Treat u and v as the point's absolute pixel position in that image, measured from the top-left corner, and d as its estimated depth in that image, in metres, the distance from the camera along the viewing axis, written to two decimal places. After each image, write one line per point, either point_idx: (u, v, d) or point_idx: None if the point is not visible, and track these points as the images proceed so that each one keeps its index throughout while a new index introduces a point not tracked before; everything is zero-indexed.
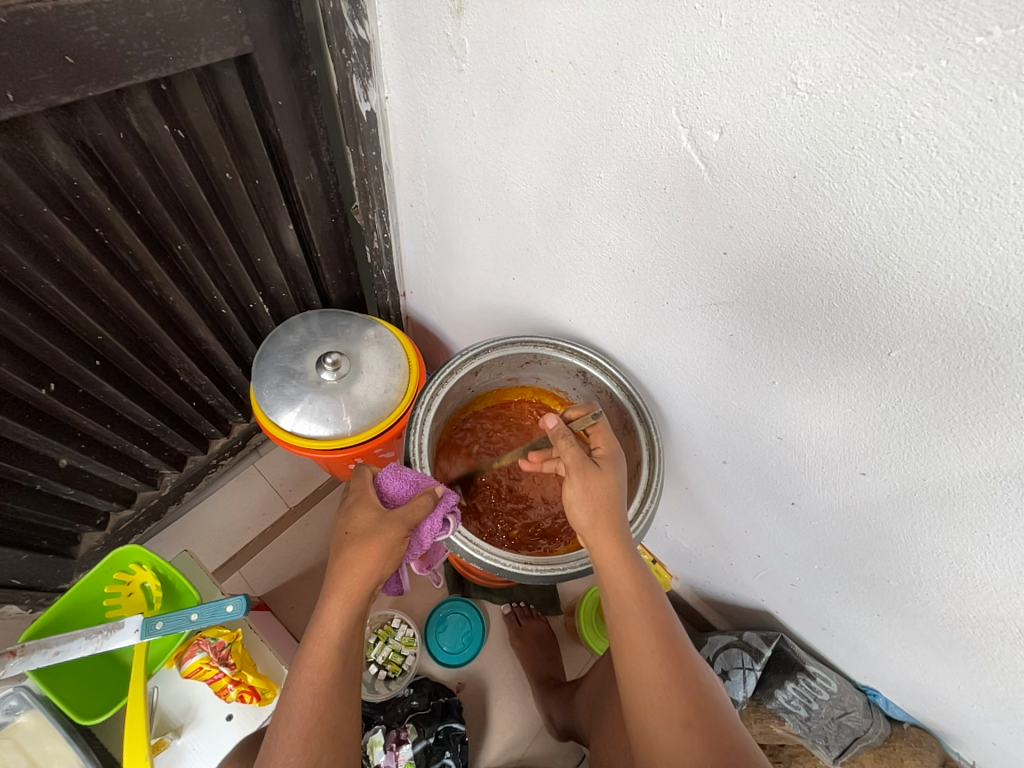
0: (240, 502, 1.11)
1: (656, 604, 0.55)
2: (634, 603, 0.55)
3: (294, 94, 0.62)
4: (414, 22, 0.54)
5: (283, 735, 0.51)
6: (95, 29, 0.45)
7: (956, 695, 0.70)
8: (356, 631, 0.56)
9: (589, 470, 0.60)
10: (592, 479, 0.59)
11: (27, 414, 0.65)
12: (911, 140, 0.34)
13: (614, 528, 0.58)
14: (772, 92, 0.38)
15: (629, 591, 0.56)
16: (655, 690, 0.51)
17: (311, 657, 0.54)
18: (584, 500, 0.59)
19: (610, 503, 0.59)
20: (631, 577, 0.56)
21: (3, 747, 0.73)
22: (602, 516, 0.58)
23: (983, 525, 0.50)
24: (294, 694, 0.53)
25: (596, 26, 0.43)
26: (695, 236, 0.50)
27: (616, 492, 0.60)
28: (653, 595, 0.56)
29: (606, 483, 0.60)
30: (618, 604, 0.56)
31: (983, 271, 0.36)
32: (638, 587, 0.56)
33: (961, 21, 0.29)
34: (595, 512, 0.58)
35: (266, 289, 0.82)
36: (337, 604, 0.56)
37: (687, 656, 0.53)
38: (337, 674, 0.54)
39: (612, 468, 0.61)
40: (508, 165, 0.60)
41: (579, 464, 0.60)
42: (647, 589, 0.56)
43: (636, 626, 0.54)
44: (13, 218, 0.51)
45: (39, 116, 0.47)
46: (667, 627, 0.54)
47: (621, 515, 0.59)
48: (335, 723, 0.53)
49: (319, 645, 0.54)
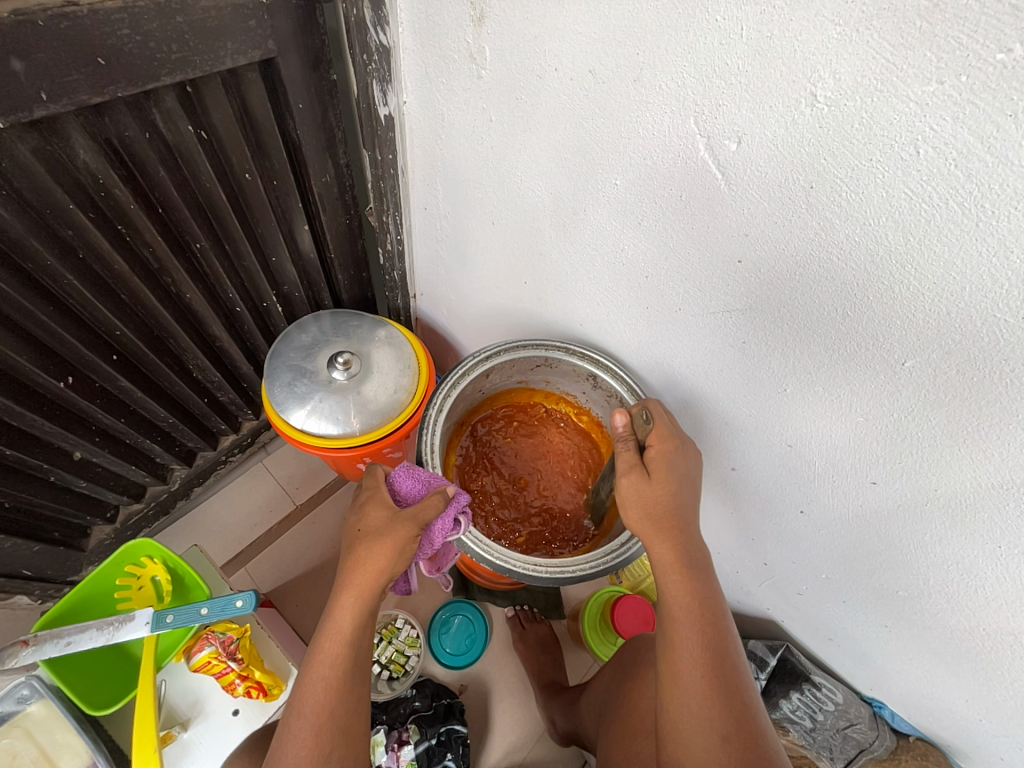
0: (248, 499, 1.12)
1: (708, 615, 0.55)
2: (686, 611, 0.55)
3: (314, 97, 0.63)
4: (435, 28, 0.55)
5: (296, 729, 0.52)
6: (127, 32, 0.46)
7: (964, 708, 0.70)
8: (367, 628, 0.57)
9: (638, 475, 0.60)
10: (644, 486, 0.59)
11: (44, 406, 0.66)
12: (929, 153, 0.35)
13: (667, 534, 0.58)
14: (790, 103, 0.38)
15: (681, 599, 0.55)
16: (695, 699, 0.51)
17: (326, 655, 0.54)
18: (638, 503, 0.59)
19: (668, 510, 0.59)
20: (684, 584, 0.56)
21: (14, 735, 0.74)
22: (657, 522, 0.58)
23: (994, 539, 0.50)
24: (309, 690, 0.53)
25: (617, 35, 0.43)
26: (710, 245, 0.51)
27: (671, 500, 0.59)
28: (707, 606, 0.55)
29: (656, 491, 0.59)
30: (669, 609, 0.56)
31: (999, 283, 0.36)
32: (690, 596, 0.55)
33: (981, 38, 0.30)
34: (645, 519, 0.59)
35: (279, 288, 0.83)
36: (350, 602, 0.56)
37: (732, 670, 0.53)
38: (354, 670, 0.55)
39: (664, 475, 0.60)
40: (524, 169, 0.61)
41: (630, 468, 0.60)
42: (700, 599, 0.55)
43: (685, 635, 0.54)
44: (39, 215, 0.52)
45: (70, 115, 0.48)
46: (717, 639, 0.54)
47: (675, 523, 0.58)
48: (348, 723, 0.53)
49: (333, 644, 0.55)
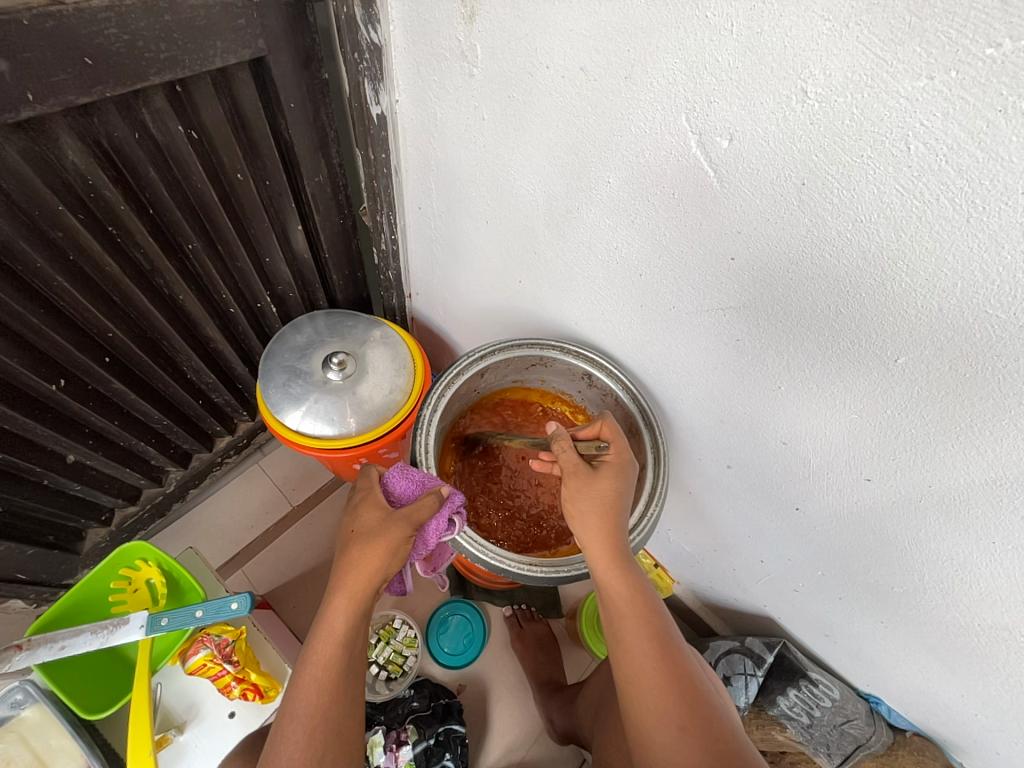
0: (244, 501, 1.11)
1: (651, 607, 0.57)
2: (629, 607, 0.56)
3: (306, 96, 0.63)
4: (426, 26, 0.55)
5: (287, 733, 0.51)
6: (114, 31, 0.45)
7: (960, 702, 0.70)
8: (358, 629, 0.57)
9: (583, 475, 0.61)
10: (590, 487, 0.60)
11: (36, 409, 0.66)
12: (920, 148, 0.35)
13: (608, 529, 0.59)
14: (781, 99, 0.38)
15: (622, 596, 0.57)
16: (652, 691, 0.52)
17: (313, 658, 0.54)
18: (582, 502, 0.60)
19: (610, 507, 0.60)
20: (624, 582, 0.57)
21: (7, 740, 0.74)
22: (602, 521, 0.59)
23: (989, 533, 0.50)
24: (297, 692, 0.53)
25: (607, 32, 0.43)
26: (703, 242, 0.51)
27: (615, 497, 0.61)
28: (648, 599, 0.57)
29: (600, 488, 0.61)
30: (614, 608, 0.57)
31: (991, 278, 0.36)
32: (632, 591, 0.57)
33: (971, 33, 0.30)
34: (589, 517, 0.60)
35: (273, 288, 0.83)
36: (340, 603, 0.56)
37: (684, 660, 0.54)
38: (350, 675, 0.55)
39: (610, 475, 0.62)
40: (517, 167, 0.61)
41: (574, 469, 0.62)
42: (641, 593, 0.57)
43: (632, 630, 0.55)
44: (28, 216, 0.51)
45: (57, 115, 0.48)
46: (664, 632, 0.55)
47: (618, 521, 0.60)
48: (341, 725, 0.53)
49: (321, 645, 0.55)
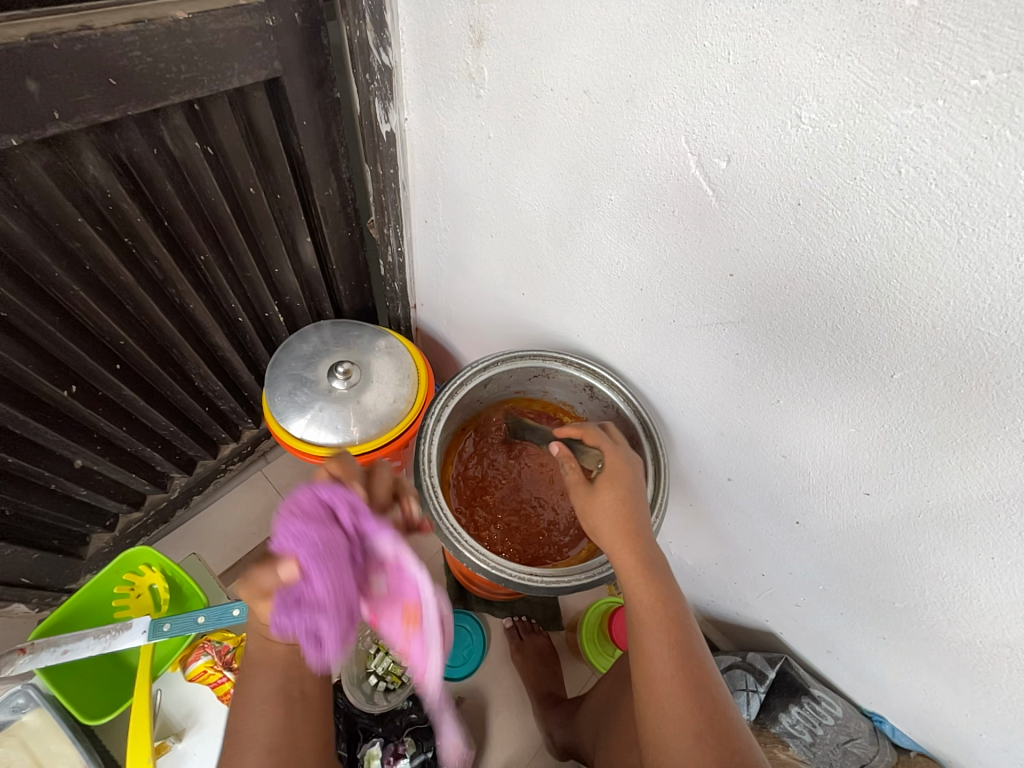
0: (246, 508, 1.12)
1: (673, 614, 0.57)
2: (651, 614, 0.57)
3: (318, 114, 0.65)
4: (436, 50, 0.57)
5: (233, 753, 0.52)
6: (138, 53, 0.47)
7: (963, 720, 0.70)
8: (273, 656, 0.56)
9: (589, 489, 0.64)
10: (597, 501, 0.63)
11: (47, 415, 0.67)
12: (910, 172, 0.36)
13: (628, 537, 0.60)
14: (777, 124, 0.40)
15: (644, 602, 0.58)
16: (670, 699, 0.52)
17: (256, 679, 0.56)
18: (598, 516, 0.62)
19: (626, 518, 0.61)
20: (647, 589, 0.58)
21: (8, 745, 0.73)
22: (620, 531, 0.61)
23: (988, 549, 0.50)
24: (242, 714, 0.54)
25: (609, 58, 0.45)
26: (702, 259, 0.52)
27: (627, 506, 0.62)
28: (671, 605, 0.57)
29: (604, 502, 0.62)
30: (636, 613, 0.58)
31: (982, 298, 0.37)
32: (654, 598, 0.58)
33: (956, 65, 0.31)
34: (606, 525, 0.62)
35: (281, 298, 0.84)
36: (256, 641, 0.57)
37: (703, 669, 0.54)
38: (297, 696, 0.56)
39: (612, 485, 0.63)
40: (522, 185, 0.62)
41: (579, 483, 0.64)
42: (663, 599, 0.58)
43: (651, 635, 0.56)
44: (47, 227, 0.53)
45: (80, 132, 0.49)
46: (685, 640, 0.56)
47: (636, 531, 0.61)
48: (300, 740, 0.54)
49: (253, 672, 0.56)
